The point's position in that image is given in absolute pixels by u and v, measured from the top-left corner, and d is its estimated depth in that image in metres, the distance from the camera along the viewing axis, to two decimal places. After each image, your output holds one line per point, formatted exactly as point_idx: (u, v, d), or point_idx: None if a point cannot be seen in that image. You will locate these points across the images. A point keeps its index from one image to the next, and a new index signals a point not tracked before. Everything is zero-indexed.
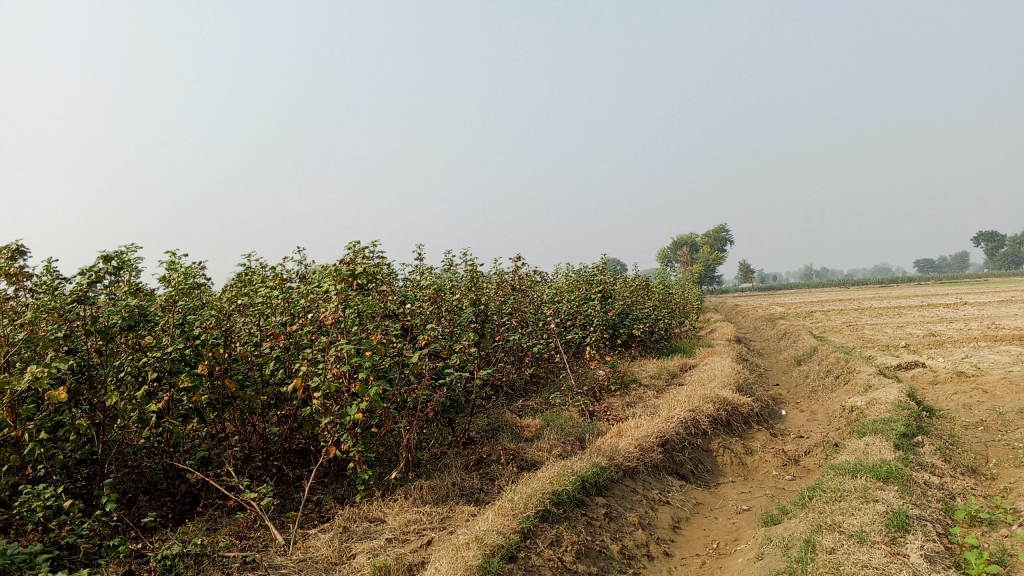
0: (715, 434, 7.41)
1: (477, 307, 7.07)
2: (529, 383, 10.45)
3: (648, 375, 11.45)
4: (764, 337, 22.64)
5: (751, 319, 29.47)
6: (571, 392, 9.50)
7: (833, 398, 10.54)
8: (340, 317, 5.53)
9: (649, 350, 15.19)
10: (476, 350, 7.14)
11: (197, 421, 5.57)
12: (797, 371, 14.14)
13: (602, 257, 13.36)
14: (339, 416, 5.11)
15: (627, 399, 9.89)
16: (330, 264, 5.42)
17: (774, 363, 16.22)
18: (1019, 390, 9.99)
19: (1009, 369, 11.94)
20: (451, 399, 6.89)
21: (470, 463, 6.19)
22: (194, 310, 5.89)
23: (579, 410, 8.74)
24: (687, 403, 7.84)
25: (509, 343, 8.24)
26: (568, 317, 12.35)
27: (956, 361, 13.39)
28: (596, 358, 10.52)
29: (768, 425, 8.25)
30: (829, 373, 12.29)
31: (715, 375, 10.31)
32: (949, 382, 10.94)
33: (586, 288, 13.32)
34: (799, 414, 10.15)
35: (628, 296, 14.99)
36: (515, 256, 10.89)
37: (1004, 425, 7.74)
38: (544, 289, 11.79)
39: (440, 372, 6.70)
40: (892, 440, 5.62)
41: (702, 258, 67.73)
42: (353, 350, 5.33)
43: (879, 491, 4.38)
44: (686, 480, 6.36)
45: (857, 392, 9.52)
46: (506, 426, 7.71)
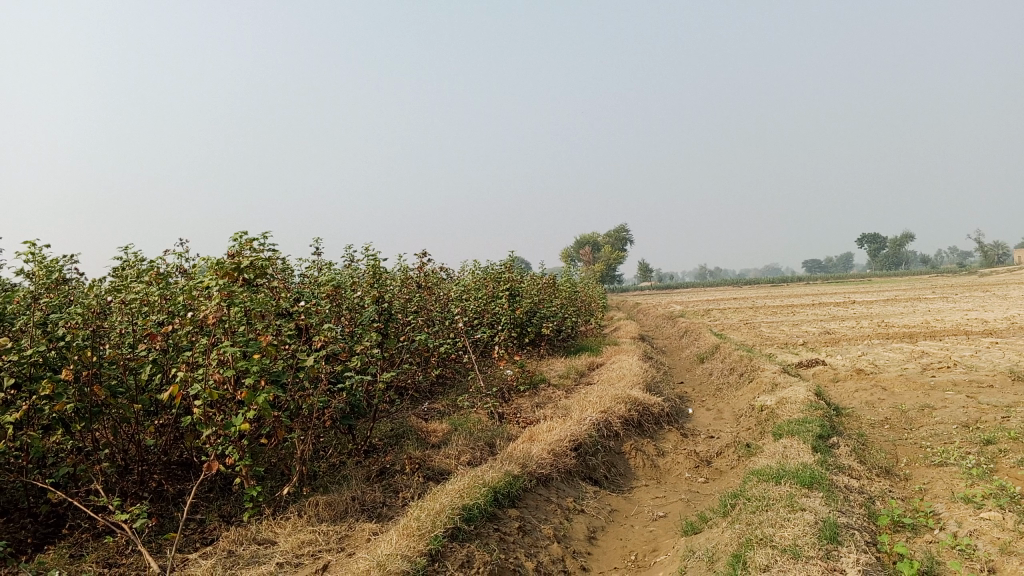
0: (628, 436, 7.18)
1: (379, 306, 6.68)
2: (434, 385, 10.04)
3: (557, 375, 11.20)
4: (667, 335, 22.86)
5: (654, 317, 29.85)
6: (479, 393, 9.14)
7: (740, 396, 10.53)
8: (224, 318, 5.05)
9: (556, 349, 15.00)
10: (379, 352, 6.73)
11: (62, 433, 4.96)
12: (702, 368, 14.19)
13: (510, 254, 13.07)
14: (223, 426, 4.64)
15: (536, 399, 9.60)
16: (213, 258, 4.93)
17: (679, 361, 16.27)
18: (917, 388, 10.20)
19: (905, 366, 12.26)
20: (351, 405, 6.46)
21: (371, 474, 5.77)
22: (60, 309, 5.27)
23: (487, 413, 8.38)
24: (599, 403, 7.58)
25: (413, 343, 7.82)
26: (475, 315, 11.99)
27: (854, 358, 13.69)
28: (504, 357, 10.19)
29: (679, 425, 8.09)
30: (734, 371, 12.34)
31: (624, 374, 10.14)
32: (850, 380, 11.11)
33: (494, 286, 12.99)
34: (707, 413, 10.08)
35: (535, 294, 14.75)
36: (421, 252, 10.47)
37: (908, 423, 7.81)
38: (451, 286, 11.40)
39: (339, 378, 6.27)
40: (810, 442, 5.49)
41: (605, 257, 68.58)
42: (238, 354, 4.86)
43: (805, 500, 4.21)
44: (599, 485, 6.08)
45: (765, 390, 9.51)
46: (409, 432, 7.28)
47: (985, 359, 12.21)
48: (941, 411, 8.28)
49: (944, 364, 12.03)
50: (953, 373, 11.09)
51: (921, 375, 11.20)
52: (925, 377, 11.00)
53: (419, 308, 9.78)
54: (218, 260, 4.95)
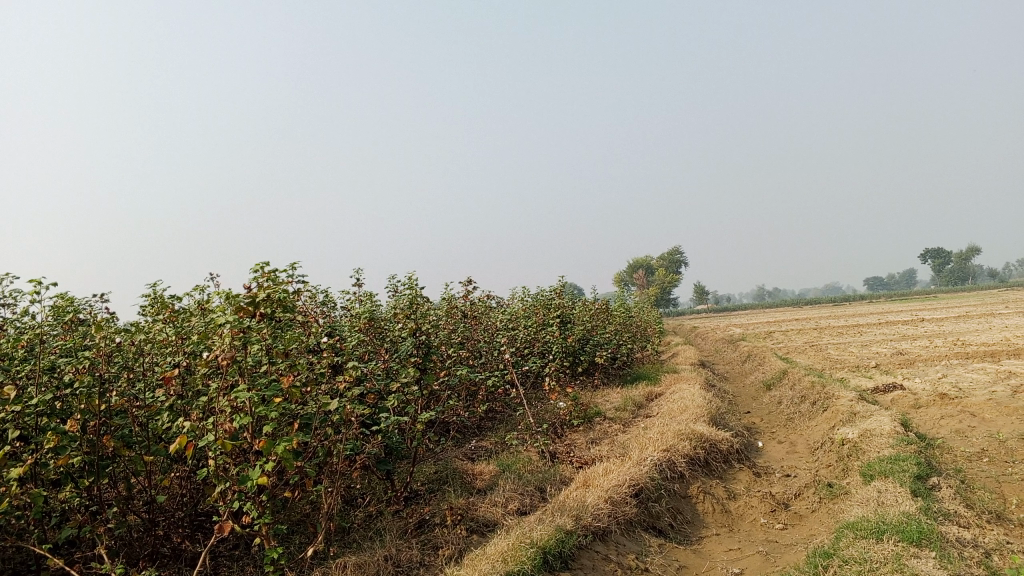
0: (694, 477, 6.51)
1: (422, 336, 6.16)
2: (483, 420, 9.49)
3: (613, 406, 10.56)
4: (726, 360, 21.96)
5: (712, 341, 28.97)
6: (529, 431, 8.55)
7: (813, 426, 9.74)
8: (240, 359, 4.57)
9: (612, 378, 14.32)
10: (420, 389, 6.21)
11: (70, 489, 4.51)
12: (768, 396, 13.37)
13: (560, 280, 12.50)
14: (238, 481, 4.15)
15: (591, 435, 8.96)
16: (227, 293, 4.46)
17: (742, 388, 15.43)
18: (1011, 413, 9.28)
19: (993, 389, 11.28)
20: (389, 448, 5.95)
21: (409, 526, 5.22)
22: (72, 352, 4.85)
23: (539, 451, 7.78)
24: (660, 441, 6.92)
25: (456, 378, 7.28)
26: (524, 345, 11.43)
27: (934, 381, 12.72)
28: (556, 390, 9.60)
29: (750, 463, 7.37)
30: (804, 398, 11.52)
31: (686, 406, 9.44)
32: (933, 405, 10.22)
33: (543, 313, 12.43)
34: (778, 446, 9.32)
35: (588, 322, 14.14)
36: (466, 281, 9.98)
37: (1010, 455, 6.97)
38: (498, 315, 10.88)
39: (375, 419, 5.75)
40: (908, 485, 4.76)
41: (660, 282, 67.46)
42: (256, 400, 4.37)
43: (915, 562, 3.51)
44: (664, 536, 5.43)
45: (841, 421, 8.73)
46: (454, 475, 6.71)
47: None
48: None
49: None
50: None
51: (1013, 399, 10.23)
52: (1018, 401, 10.05)
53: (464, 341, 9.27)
54: (233, 295, 4.48)
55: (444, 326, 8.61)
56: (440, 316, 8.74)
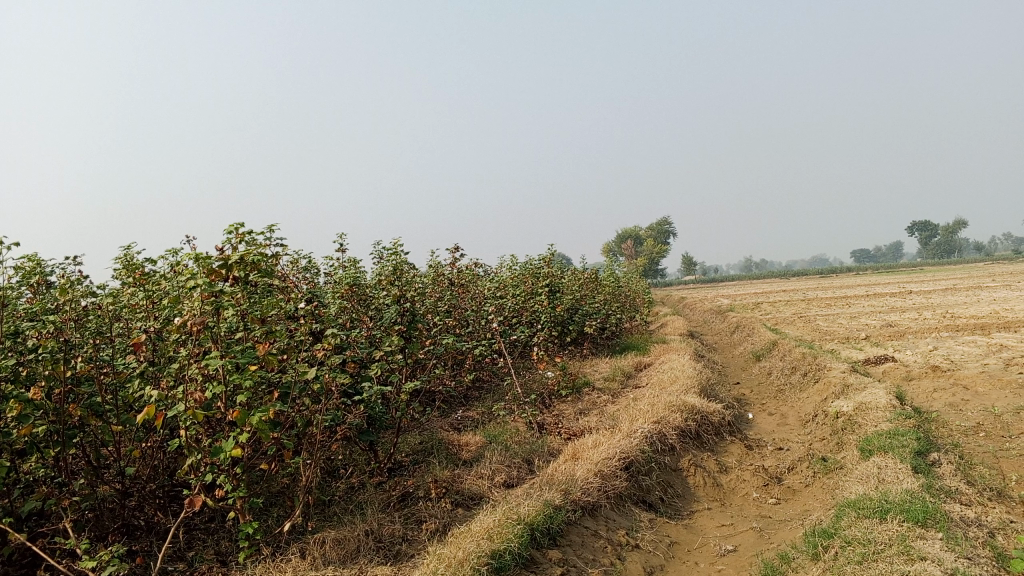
0: (685, 450, 6.35)
1: (408, 304, 5.93)
2: (469, 390, 9.33)
3: (602, 377, 10.40)
4: (715, 331, 21.86)
5: (700, 312, 28.89)
6: (516, 401, 8.37)
7: (804, 399, 9.62)
8: (214, 325, 4.34)
9: (600, 348, 14.17)
10: (404, 358, 5.99)
11: (35, 461, 4.27)
12: (758, 367, 13.25)
13: (549, 248, 12.28)
14: (210, 454, 3.94)
15: (580, 406, 8.80)
16: (199, 255, 4.21)
17: (731, 359, 15.32)
18: (1004, 387, 9.18)
19: (985, 362, 11.19)
20: (372, 418, 5.75)
21: (392, 499, 5.04)
22: (37, 316, 4.58)
23: (527, 422, 7.61)
24: (651, 412, 6.75)
25: (442, 347, 7.07)
26: (512, 314, 11.23)
27: (925, 354, 12.63)
28: (544, 359, 9.43)
29: (741, 435, 7.23)
30: (794, 369, 11.40)
31: (676, 376, 9.28)
32: (925, 378, 10.12)
33: (532, 282, 12.22)
34: (768, 418, 9.20)
35: (577, 291, 13.95)
36: (454, 248, 9.74)
37: (1006, 429, 6.84)
38: (486, 284, 10.66)
39: (357, 388, 5.54)
40: (909, 461, 4.61)
41: (648, 253, 67.37)
42: (229, 368, 4.14)
43: (922, 544, 3.36)
44: (655, 511, 5.28)
45: (833, 394, 8.60)
46: (439, 446, 6.52)
47: None
48: None
49: None
50: None
51: (1006, 372, 10.13)
52: (1011, 374, 9.95)
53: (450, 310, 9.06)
54: (205, 257, 4.22)
55: (430, 294, 8.38)
56: (426, 284, 8.51)
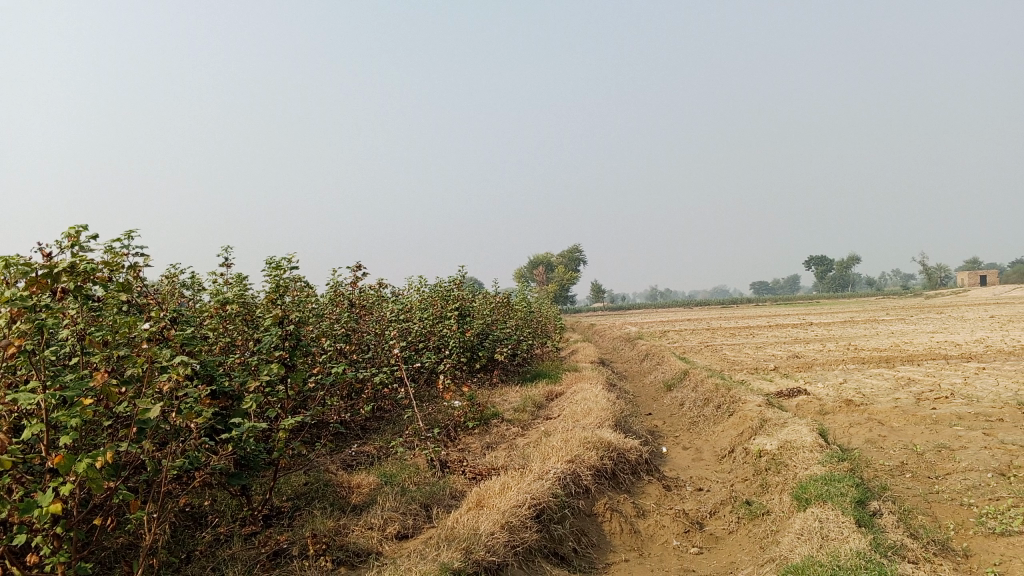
0: (601, 492, 5.77)
1: (293, 329, 5.23)
2: (365, 423, 8.61)
3: (511, 407, 9.78)
4: (625, 359, 21.60)
5: (610, 339, 28.76)
6: (415, 436, 7.67)
7: (720, 433, 9.23)
8: (36, 348, 3.55)
9: (510, 376, 13.57)
10: (285, 390, 5.28)
11: None
12: (670, 397, 12.89)
13: (459, 269, 11.64)
14: (18, 510, 3.12)
15: (487, 440, 8.15)
16: (17, 260, 3.39)
17: (643, 388, 14.95)
18: (919, 422, 8.98)
19: (895, 395, 11.09)
20: (243, 459, 5.01)
21: (262, 556, 4.32)
22: None
23: (427, 460, 6.90)
24: (564, 449, 6.15)
25: (334, 379, 6.49)
26: (418, 338, 10.53)
27: (836, 386, 12.51)
28: (450, 389, 8.75)
29: (660, 474, 6.70)
30: (708, 401, 11.04)
31: (590, 408, 8.73)
32: (840, 412, 9.89)
33: (440, 304, 11.55)
34: (683, 453, 8.75)
35: (488, 315, 13.34)
36: (355, 266, 9.01)
37: (932, 470, 6.51)
38: (390, 305, 9.94)
39: (224, 425, 4.80)
40: (853, 513, 4.16)
41: (559, 279, 67.63)
42: (52, 402, 3.35)
43: None
44: (568, 566, 4.68)
45: (751, 430, 8.21)
46: (325, 489, 5.91)
47: (982, 388, 11.09)
48: (965, 454, 7.02)
49: (939, 394, 10.86)
50: (954, 405, 9.94)
51: (918, 407, 10.00)
52: (924, 409, 9.80)
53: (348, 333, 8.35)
54: (24, 264, 3.41)
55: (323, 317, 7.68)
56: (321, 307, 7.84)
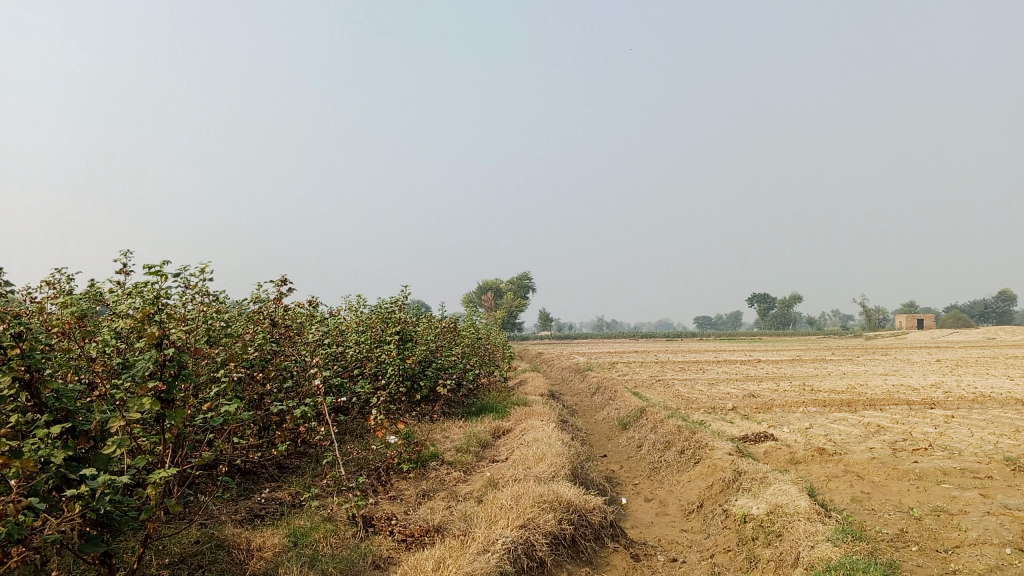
0: (557, 566, 4.73)
1: (174, 354, 4.19)
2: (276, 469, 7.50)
3: (453, 446, 8.71)
4: (574, 392, 20.65)
5: (558, 369, 27.88)
6: (335, 487, 6.60)
7: (686, 483, 8.27)
8: None
9: (453, 409, 12.49)
10: (162, 433, 4.22)
11: None
12: (626, 437, 11.92)
13: (403, 290, 10.55)
14: None
15: (423, 487, 7.08)
16: None
17: (596, 425, 14.01)
18: (903, 478, 8.13)
19: (869, 444, 10.27)
20: (98, 522, 3.91)
21: None
22: None
23: (346, 516, 5.81)
24: (514, 509, 5.10)
25: (216, 419, 5.49)
26: (351, 365, 9.40)
27: (803, 432, 11.67)
28: (383, 427, 7.65)
29: (626, 539, 5.67)
30: (668, 444, 10.09)
31: (542, 452, 7.70)
32: (813, 463, 9.04)
33: (379, 327, 10.45)
34: (645, 505, 7.76)
35: (432, 341, 12.26)
36: (280, 281, 7.91)
37: (937, 541, 5.60)
38: (320, 327, 8.84)
39: (75, 477, 3.71)
40: None
41: (507, 306, 67.12)
42: None
43: None
44: None
45: (723, 485, 7.26)
46: (215, 554, 4.85)
47: (960, 440, 10.35)
48: (969, 522, 6.14)
49: (915, 445, 10.08)
50: (934, 458, 9.13)
51: (898, 459, 9.17)
52: (904, 462, 8.98)
53: (257, 359, 7.33)
54: None
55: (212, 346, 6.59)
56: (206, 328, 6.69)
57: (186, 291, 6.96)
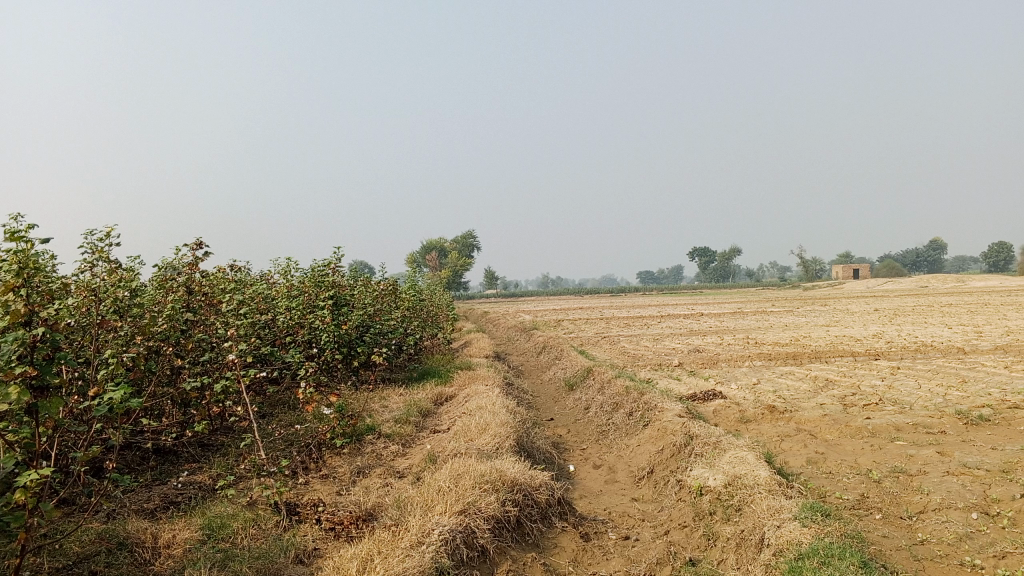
0: (501, 554, 4.30)
1: (45, 334, 3.59)
2: (196, 451, 6.93)
3: (391, 417, 8.21)
4: (521, 351, 20.27)
5: (503, 328, 27.51)
6: (255, 471, 6.05)
7: (636, 447, 7.91)
8: None
9: (393, 375, 11.97)
10: (36, 426, 3.62)
11: None
12: (574, 399, 11.56)
13: (336, 251, 9.93)
14: None
15: (357, 464, 6.58)
16: None
17: (542, 387, 13.64)
18: (858, 436, 7.91)
19: (819, 400, 10.08)
20: None
21: None
22: None
23: (268, 503, 5.28)
24: (453, 492, 4.63)
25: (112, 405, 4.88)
26: (280, 333, 8.81)
27: (752, 388, 11.46)
28: (313, 401, 7.11)
29: (577, 516, 5.26)
30: (616, 406, 9.74)
31: (486, 421, 7.24)
32: (765, 422, 8.79)
33: (311, 291, 9.82)
34: (594, 472, 7.38)
35: (369, 304, 11.66)
36: (195, 244, 7.27)
37: (901, 506, 5.34)
38: (242, 292, 8.21)
39: None
40: None
41: (451, 265, 66.51)
42: None
43: None
44: None
45: (675, 450, 6.90)
46: (117, 555, 4.30)
47: (909, 393, 10.23)
48: (930, 483, 5.89)
49: (866, 400, 9.91)
50: (886, 414, 8.96)
51: (850, 416, 8.97)
52: (856, 419, 8.77)
53: (163, 332, 6.71)
54: None
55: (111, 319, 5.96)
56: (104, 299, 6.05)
57: (85, 260, 6.32)
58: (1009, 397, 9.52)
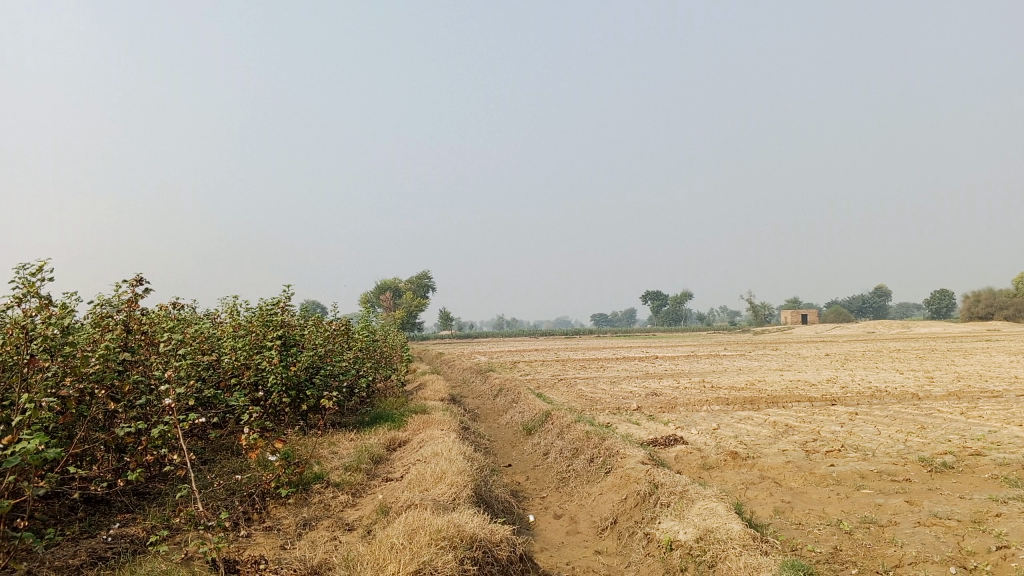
0: None
1: None
2: (128, 501, 6.46)
3: (341, 464, 7.81)
4: (475, 394, 19.89)
5: (457, 370, 27.11)
6: (192, 524, 5.62)
7: (598, 496, 7.62)
8: None
9: (344, 419, 11.53)
10: None
11: None
12: (531, 444, 11.25)
13: (286, 289, 9.55)
14: None
15: (304, 515, 6.18)
16: None
17: (498, 431, 13.29)
18: (823, 484, 7.73)
19: (780, 446, 9.92)
20: None
21: None
22: None
23: (203, 560, 4.86)
24: (408, 549, 4.29)
25: None
26: (224, 374, 8.39)
27: (712, 434, 11.26)
28: (258, 448, 6.70)
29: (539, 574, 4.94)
30: (576, 452, 9.45)
31: (441, 469, 6.89)
32: (728, 469, 8.57)
33: (258, 331, 9.41)
34: (555, 523, 7.06)
35: (320, 345, 11.23)
36: (135, 280, 6.87)
37: (876, 560, 5.13)
38: (184, 331, 7.79)
39: None
40: None
41: (405, 306, 65.94)
42: None
43: None
44: None
45: (639, 500, 6.63)
46: None
47: (870, 439, 10.14)
48: (902, 535, 5.70)
49: (827, 446, 9.77)
50: (849, 460, 8.82)
51: (813, 463, 8.81)
52: (819, 466, 8.61)
53: (98, 373, 6.29)
54: None
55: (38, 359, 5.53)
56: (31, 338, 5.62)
57: (16, 295, 5.91)
58: (969, 443, 9.47)
